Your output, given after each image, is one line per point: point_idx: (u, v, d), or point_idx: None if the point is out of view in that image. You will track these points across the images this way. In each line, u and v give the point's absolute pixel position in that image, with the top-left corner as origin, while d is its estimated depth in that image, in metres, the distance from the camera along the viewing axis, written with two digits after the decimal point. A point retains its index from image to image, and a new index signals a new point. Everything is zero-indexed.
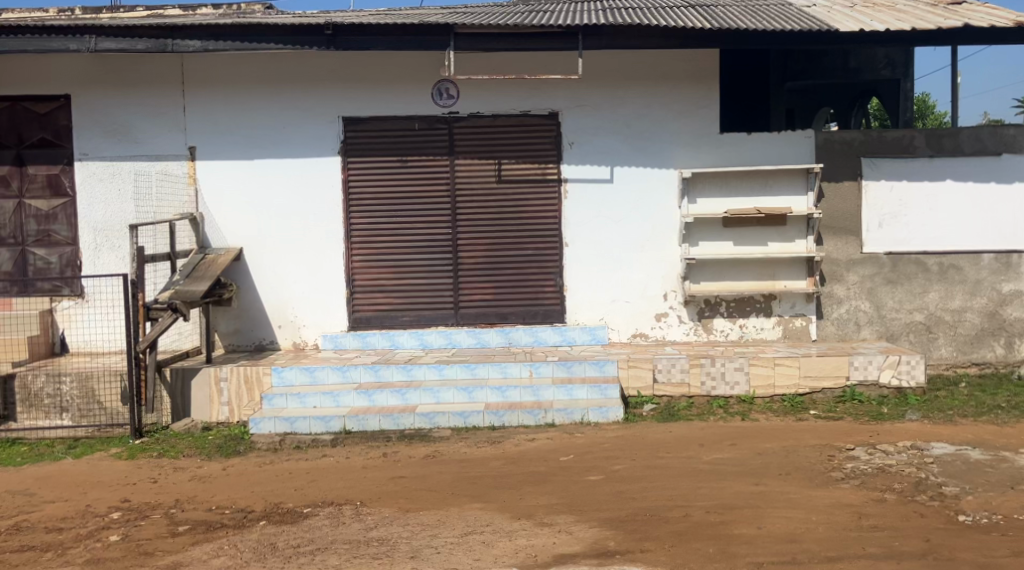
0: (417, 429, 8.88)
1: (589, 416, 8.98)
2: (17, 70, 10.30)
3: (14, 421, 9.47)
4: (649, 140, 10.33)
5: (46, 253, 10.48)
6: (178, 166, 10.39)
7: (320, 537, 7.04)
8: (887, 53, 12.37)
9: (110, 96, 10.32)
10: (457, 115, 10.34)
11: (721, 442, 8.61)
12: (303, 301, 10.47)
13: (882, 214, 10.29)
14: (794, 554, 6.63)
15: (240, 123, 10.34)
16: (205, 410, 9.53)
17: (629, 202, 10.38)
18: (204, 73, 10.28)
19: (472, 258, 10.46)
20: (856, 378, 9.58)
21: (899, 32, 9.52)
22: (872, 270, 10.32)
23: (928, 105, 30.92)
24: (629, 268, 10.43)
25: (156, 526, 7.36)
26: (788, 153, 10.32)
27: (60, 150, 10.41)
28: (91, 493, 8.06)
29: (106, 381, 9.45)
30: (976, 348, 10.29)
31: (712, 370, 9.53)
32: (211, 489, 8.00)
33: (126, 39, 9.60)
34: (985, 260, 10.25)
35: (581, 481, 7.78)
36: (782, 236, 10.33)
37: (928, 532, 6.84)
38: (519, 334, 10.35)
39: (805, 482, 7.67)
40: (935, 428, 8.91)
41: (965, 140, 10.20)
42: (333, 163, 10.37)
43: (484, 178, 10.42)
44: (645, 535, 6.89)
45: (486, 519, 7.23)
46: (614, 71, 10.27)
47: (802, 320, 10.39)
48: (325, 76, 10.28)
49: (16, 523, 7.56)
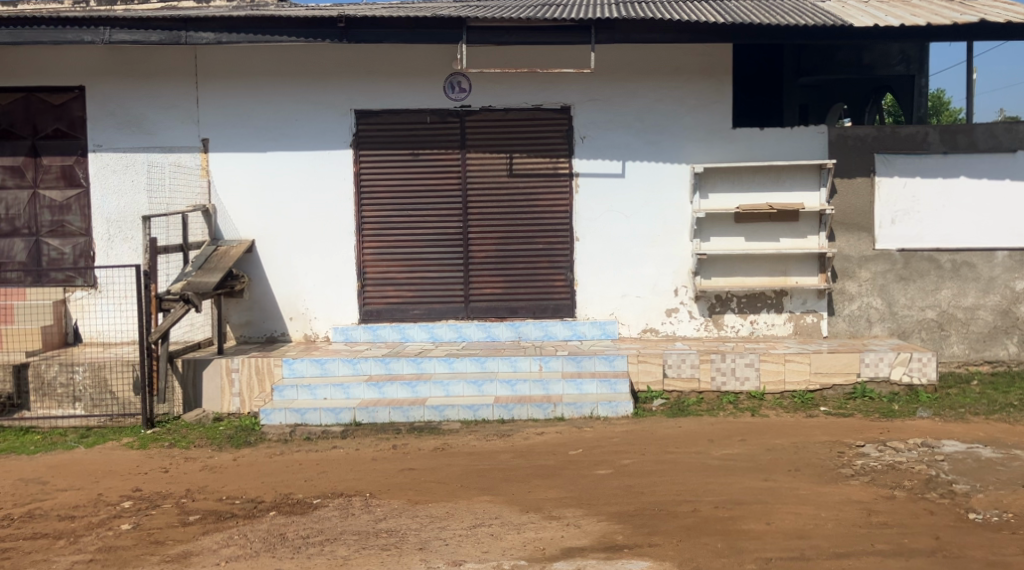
0: (427, 422, 8.92)
1: (599, 411, 8.99)
2: (32, 61, 10.35)
3: (27, 409, 9.53)
4: (661, 135, 10.32)
5: (60, 243, 10.54)
6: (191, 158, 10.43)
7: (330, 527, 7.07)
8: (901, 48, 12.36)
9: (125, 88, 10.37)
10: (469, 108, 10.35)
11: (731, 437, 8.61)
12: (314, 293, 10.51)
13: (895, 211, 10.26)
14: (802, 550, 6.63)
15: (252, 116, 10.38)
16: (217, 400, 9.58)
17: (641, 196, 10.37)
18: (218, 65, 10.31)
19: (483, 251, 10.48)
20: (867, 375, 9.56)
21: (915, 28, 9.48)
22: (885, 266, 10.29)
23: (943, 103, 30.81)
24: (640, 263, 10.42)
25: (167, 515, 7.41)
26: (802, 148, 10.29)
27: (75, 141, 10.47)
28: (103, 481, 8.11)
29: (118, 371, 9.51)
30: (989, 345, 10.25)
31: (723, 365, 9.54)
32: (222, 479, 8.04)
33: (139, 31, 9.63)
34: (998, 258, 10.21)
35: (590, 475, 7.80)
36: (794, 232, 10.30)
37: (937, 529, 6.83)
38: (529, 328, 10.36)
39: (814, 478, 7.67)
40: (946, 426, 8.88)
41: (980, 137, 10.15)
42: (345, 155, 10.39)
43: (495, 172, 10.43)
44: (653, 530, 6.90)
45: (495, 512, 7.25)
46: (627, 65, 10.26)
47: (813, 316, 10.37)
48: (338, 69, 10.30)
49: (29, 510, 7.62)
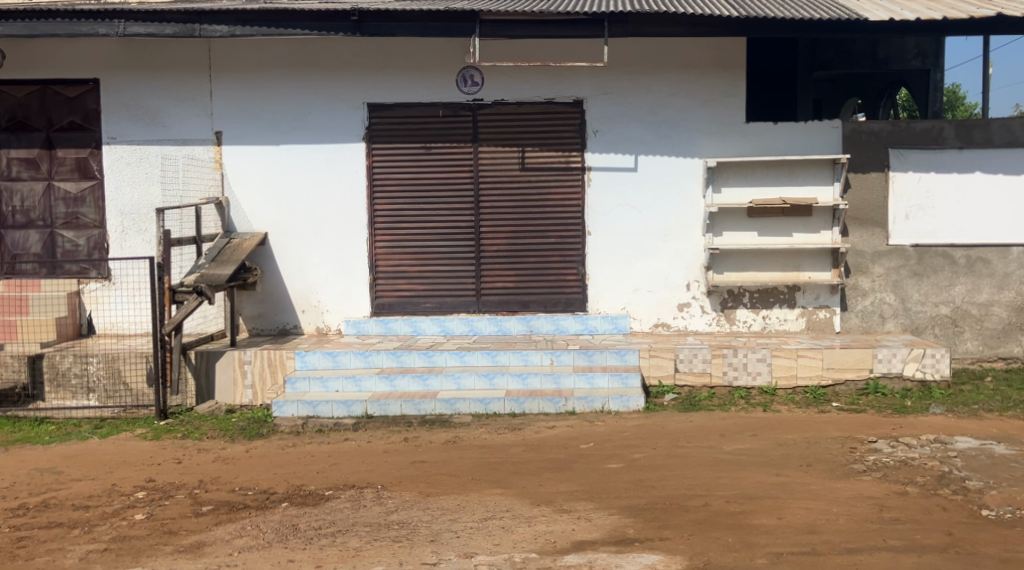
0: (438, 415, 8.93)
1: (610, 405, 8.99)
2: (48, 54, 10.39)
3: (42, 400, 9.60)
4: (674, 128, 10.30)
5: (74, 235, 10.60)
6: (205, 150, 10.47)
7: (342, 519, 7.10)
8: (918, 43, 12.52)
9: (140, 81, 10.40)
10: (481, 102, 10.34)
11: (743, 432, 8.59)
12: (327, 286, 10.54)
13: (909, 206, 10.22)
14: (814, 544, 6.62)
15: (265, 109, 10.40)
16: (230, 392, 9.63)
17: (653, 190, 10.36)
18: (232, 58, 10.34)
19: (495, 245, 10.48)
20: (880, 371, 9.54)
21: (931, 21, 9.44)
22: (898, 262, 10.26)
23: (958, 97, 30.74)
24: (652, 257, 10.42)
25: (180, 505, 7.45)
26: (815, 143, 10.25)
27: (89, 134, 10.50)
28: (117, 472, 8.16)
29: (132, 362, 9.57)
30: (1003, 341, 10.22)
31: (735, 360, 9.53)
32: (235, 470, 8.08)
33: (154, 24, 9.64)
34: (1013, 254, 10.17)
35: (601, 469, 7.80)
36: (806, 227, 10.28)
37: (950, 526, 6.81)
38: (541, 322, 10.38)
39: (826, 473, 7.66)
40: (959, 422, 8.85)
41: (996, 132, 10.11)
42: (357, 149, 10.41)
43: (507, 166, 10.43)
44: (664, 524, 6.90)
45: (506, 505, 7.26)
46: (641, 59, 10.24)
47: (826, 312, 10.34)
48: (352, 62, 10.32)
49: (44, 500, 7.67)
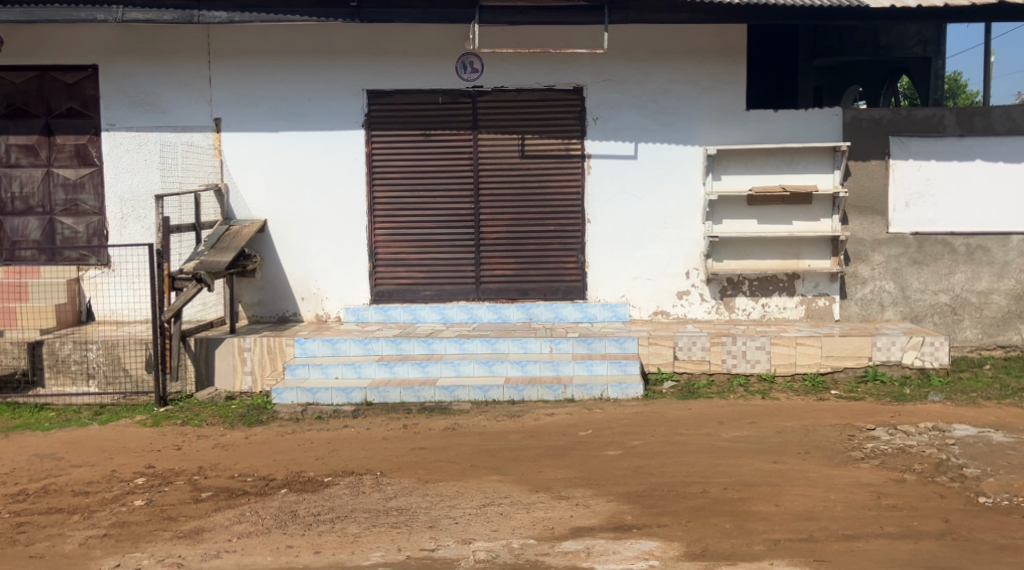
0: (437, 402, 8.94)
1: (609, 392, 9.01)
2: (46, 40, 10.36)
3: (42, 387, 9.61)
4: (675, 116, 10.29)
5: (73, 222, 10.60)
6: (204, 137, 10.46)
7: (341, 505, 7.12)
8: (919, 30, 12.52)
9: (139, 68, 10.38)
10: (481, 89, 10.33)
11: (742, 420, 8.60)
12: (326, 273, 10.54)
13: (909, 194, 10.21)
14: (811, 531, 6.63)
15: (264, 95, 10.39)
16: (229, 378, 9.66)
17: (653, 177, 10.35)
18: (232, 45, 10.32)
19: (495, 232, 10.48)
20: (879, 358, 9.54)
21: (931, 8, 9.40)
22: (898, 250, 10.25)
23: (959, 85, 30.67)
24: (652, 245, 10.41)
25: (179, 492, 7.47)
26: (816, 130, 10.24)
27: (88, 120, 10.50)
28: (117, 458, 8.18)
29: (131, 349, 9.61)
30: (1001, 330, 10.25)
31: (734, 348, 9.55)
32: (234, 456, 8.10)
33: (153, 10, 9.61)
34: (1013, 242, 10.17)
35: (599, 456, 7.81)
36: (807, 215, 10.25)
37: (947, 513, 6.82)
38: (541, 310, 10.40)
39: (824, 460, 7.67)
40: (957, 410, 8.85)
41: (996, 120, 10.10)
42: (356, 136, 10.40)
43: (507, 153, 10.42)
44: (662, 510, 6.92)
45: (504, 491, 7.28)
46: (642, 46, 10.22)
47: (825, 300, 10.34)
48: (350, 48, 10.30)
49: (44, 485, 7.69)
